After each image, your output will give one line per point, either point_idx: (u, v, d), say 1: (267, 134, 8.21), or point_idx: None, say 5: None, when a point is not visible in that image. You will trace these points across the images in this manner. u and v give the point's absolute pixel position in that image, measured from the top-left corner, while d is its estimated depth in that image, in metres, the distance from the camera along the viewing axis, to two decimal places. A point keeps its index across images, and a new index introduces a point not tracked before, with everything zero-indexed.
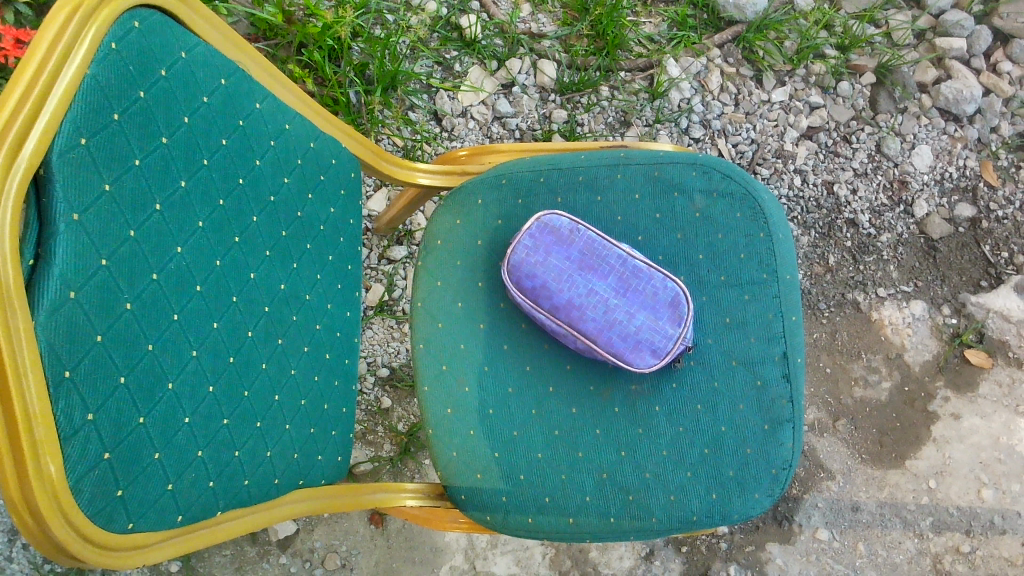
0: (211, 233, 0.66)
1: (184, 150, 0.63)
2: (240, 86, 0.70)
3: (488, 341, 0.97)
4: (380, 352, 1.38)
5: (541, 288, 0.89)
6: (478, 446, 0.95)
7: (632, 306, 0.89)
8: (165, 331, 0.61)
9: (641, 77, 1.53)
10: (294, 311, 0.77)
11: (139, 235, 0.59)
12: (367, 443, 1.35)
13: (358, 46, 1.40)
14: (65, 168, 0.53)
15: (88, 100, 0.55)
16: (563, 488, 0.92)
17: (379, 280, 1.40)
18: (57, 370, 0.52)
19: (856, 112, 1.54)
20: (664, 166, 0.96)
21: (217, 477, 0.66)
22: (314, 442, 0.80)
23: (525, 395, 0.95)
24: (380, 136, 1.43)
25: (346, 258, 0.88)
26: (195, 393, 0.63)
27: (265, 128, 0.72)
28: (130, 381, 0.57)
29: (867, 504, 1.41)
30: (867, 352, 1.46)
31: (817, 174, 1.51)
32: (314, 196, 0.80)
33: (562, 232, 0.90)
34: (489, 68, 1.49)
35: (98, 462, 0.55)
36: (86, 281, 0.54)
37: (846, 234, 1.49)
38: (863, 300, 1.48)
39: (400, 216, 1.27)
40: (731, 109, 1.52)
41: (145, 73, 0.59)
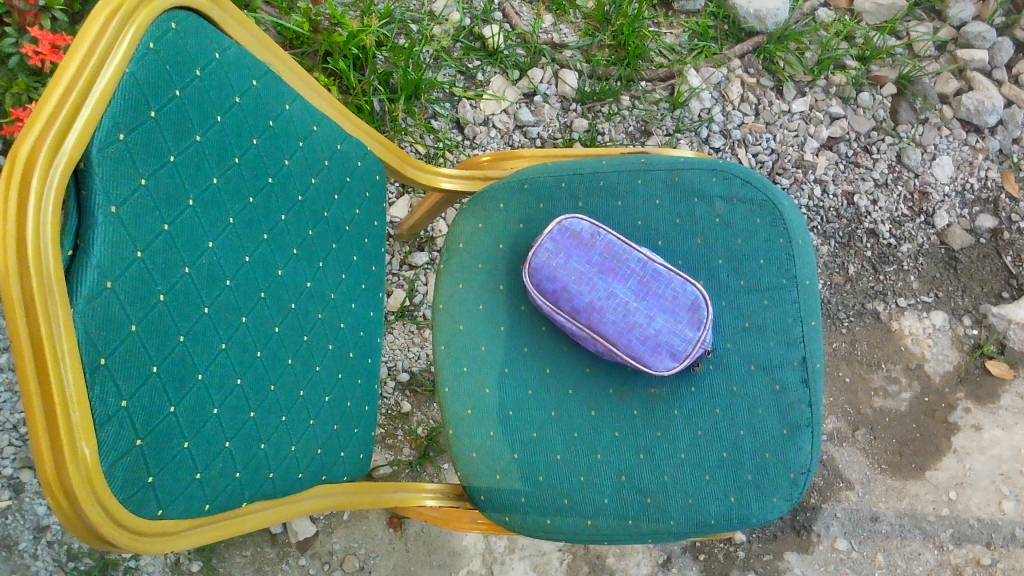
0: (241, 229, 0.68)
1: (216, 148, 0.65)
2: (271, 87, 0.71)
3: (508, 343, 0.98)
4: (401, 356, 1.39)
5: (561, 290, 0.90)
6: (498, 447, 0.95)
7: (651, 309, 0.90)
8: (197, 323, 0.62)
9: (661, 86, 1.54)
10: (319, 309, 0.78)
11: (173, 229, 0.61)
12: (387, 447, 1.36)
13: (382, 55, 1.43)
14: (104, 162, 0.55)
15: (127, 97, 0.57)
16: (581, 490, 0.93)
17: (400, 286, 1.42)
18: (93, 357, 0.53)
19: (877, 123, 1.54)
20: (684, 172, 0.97)
21: (243, 468, 0.68)
22: (337, 439, 0.81)
23: (545, 397, 0.96)
24: (402, 144, 1.45)
25: (370, 259, 0.89)
26: (223, 386, 0.65)
27: (294, 129, 0.74)
28: (162, 370, 0.59)
29: (886, 515, 1.40)
30: (887, 363, 1.46)
31: (837, 184, 1.51)
32: (340, 196, 0.82)
33: (583, 236, 0.91)
34: (511, 77, 1.51)
35: (130, 448, 0.56)
36: (121, 271, 0.56)
37: (866, 244, 1.50)
38: (883, 310, 1.48)
39: (422, 222, 1.28)
40: (752, 119, 1.53)
41: (181, 72, 0.61)
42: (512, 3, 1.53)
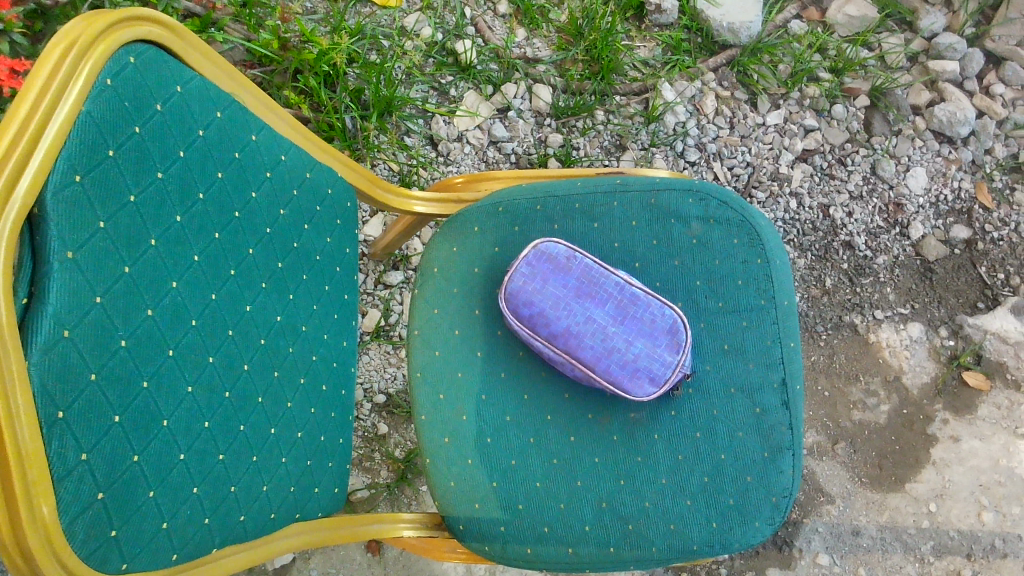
0: (206, 266, 0.66)
1: (178, 184, 0.63)
2: (236, 118, 0.70)
3: (485, 369, 0.96)
4: (376, 378, 1.37)
5: (538, 315, 0.89)
6: (476, 476, 0.94)
7: (630, 334, 0.88)
8: (161, 367, 0.60)
9: (636, 100, 1.53)
10: (290, 342, 0.76)
11: (134, 271, 0.58)
12: (363, 470, 1.34)
13: (353, 71, 1.41)
14: (59, 207, 0.53)
15: (83, 137, 0.54)
16: (561, 518, 0.91)
17: (375, 305, 1.40)
18: (50, 411, 0.51)
19: (850, 135, 1.55)
20: (661, 192, 0.96)
21: (212, 514, 0.65)
22: (311, 475, 0.79)
23: (523, 423, 0.94)
24: (375, 162, 1.43)
25: (342, 288, 0.87)
26: (190, 430, 0.62)
27: (260, 160, 0.72)
28: (125, 420, 0.56)
29: (867, 528, 1.40)
30: (865, 375, 1.46)
31: (813, 197, 1.51)
32: (310, 227, 0.80)
33: (559, 260, 0.90)
34: (484, 93, 1.49)
35: (91, 502, 0.54)
36: (79, 319, 0.54)
37: (842, 256, 1.49)
38: (860, 322, 1.48)
39: (396, 242, 1.26)
40: (727, 132, 1.53)
41: (141, 108, 0.59)
42: (484, 17, 1.52)
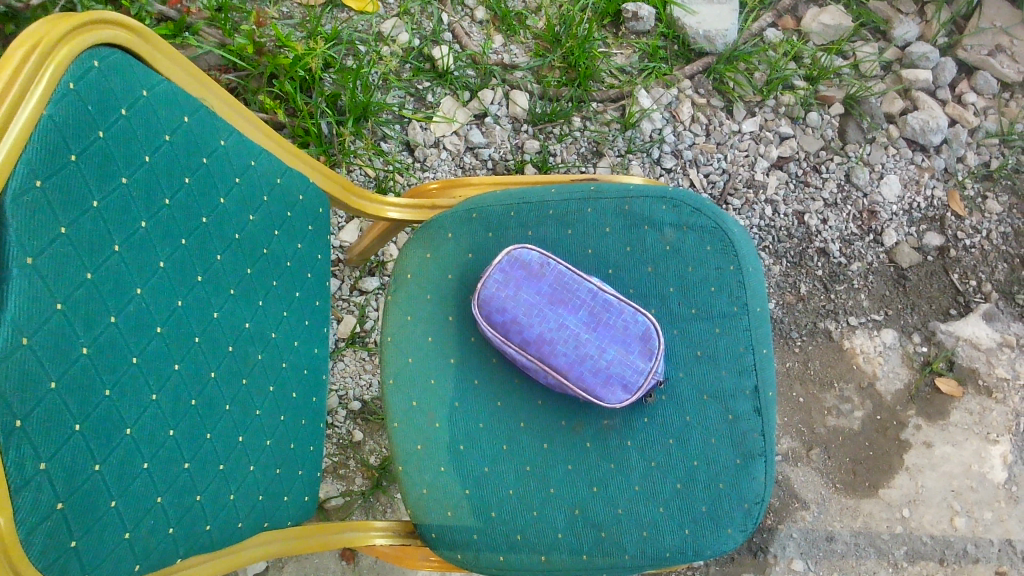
0: (172, 273, 0.65)
1: (144, 190, 0.62)
2: (204, 123, 0.69)
3: (458, 376, 0.95)
4: (351, 385, 1.36)
5: (511, 322, 0.89)
6: (448, 483, 0.93)
7: (603, 340, 0.88)
8: (124, 375, 0.59)
9: (613, 107, 1.53)
10: (259, 349, 0.76)
11: (97, 277, 0.57)
12: (338, 477, 1.34)
13: (329, 76, 1.41)
14: (19, 212, 0.52)
15: (44, 141, 0.53)
16: (534, 525, 0.91)
17: (350, 311, 1.39)
18: (7, 420, 0.50)
19: (825, 143, 1.56)
20: (634, 199, 0.96)
21: (177, 523, 0.64)
22: (280, 483, 0.79)
23: (497, 429, 0.94)
24: (351, 167, 1.42)
25: (313, 294, 0.87)
26: (154, 439, 0.62)
27: (229, 165, 0.72)
28: (86, 428, 0.56)
29: (842, 534, 1.41)
30: (839, 382, 1.47)
31: (788, 204, 1.52)
32: (280, 233, 0.79)
33: (532, 266, 0.90)
34: (461, 99, 1.49)
35: (50, 513, 0.53)
36: (39, 326, 0.53)
37: (817, 263, 1.50)
38: (834, 329, 1.49)
39: (371, 247, 1.26)
40: (703, 139, 1.54)
41: (105, 112, 0.59)
42: (461, 22, 1.52)
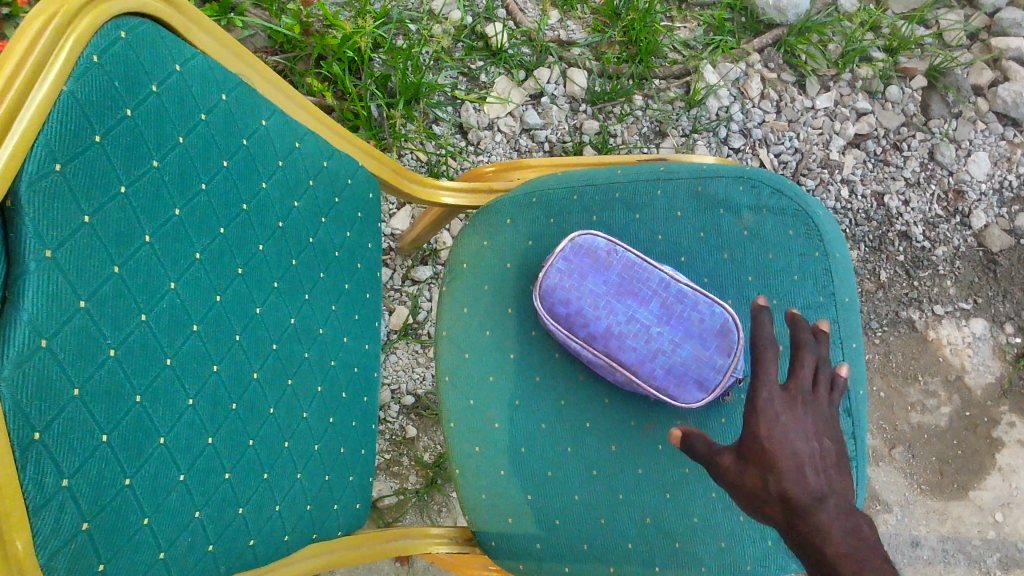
0: (211, 265, 0.59)
1: (178, 174, 0.56)
2: (244, 101, 0.63)
3: (518, 373, 0.89)
4: (404, 378, 1.31)
5: (576, 316, 0.81)
6: (509, 488, 0.87)
7: (677, 334, 0.80)
8: (157, 379, 0.54)
9: (676, 84, 1.45)
10: (306, 346, 0.70)
11: (125, 271, 0.52)
12: (391, 475, 1.28)
13: (379, 57, 1.34)
14: (37, 200, 0.46)
15: (64, 120, 0.48)
16: (601, 534, 0.84)
17: (402, 302, 1.33)
18: (24, 432, 0.45)
19: (906, 118, 1.45)
20: (708, 180, 0.88)
21: (217, 539, 0.59)
22: (329, 491, 0.73)
23: (561, 430, 0.87)
24: (402, 152, 1.36)
25: (364, 286, 0.81)
26: (191, 448, 0.56)
27: (271, 148, 0.66)
28: (114, 439, 0.50)
29: (927, 539, 1.33)
30: (924, 375, 1.37)
31: (866, 184, 1.42)
32: (327, 220, 0.73)
33: (599, 254, 0.83)
34: (516, 78, 1.42)
35: (74, 534, 0.48)
36: (60, 327, 0.47)
37: (898, 247, 1.40)
38: (918, 318, 1.38)
39: (424, 236, 1.20)
40: (773, 117, 1.44)
41: (133, 89, 0.53)
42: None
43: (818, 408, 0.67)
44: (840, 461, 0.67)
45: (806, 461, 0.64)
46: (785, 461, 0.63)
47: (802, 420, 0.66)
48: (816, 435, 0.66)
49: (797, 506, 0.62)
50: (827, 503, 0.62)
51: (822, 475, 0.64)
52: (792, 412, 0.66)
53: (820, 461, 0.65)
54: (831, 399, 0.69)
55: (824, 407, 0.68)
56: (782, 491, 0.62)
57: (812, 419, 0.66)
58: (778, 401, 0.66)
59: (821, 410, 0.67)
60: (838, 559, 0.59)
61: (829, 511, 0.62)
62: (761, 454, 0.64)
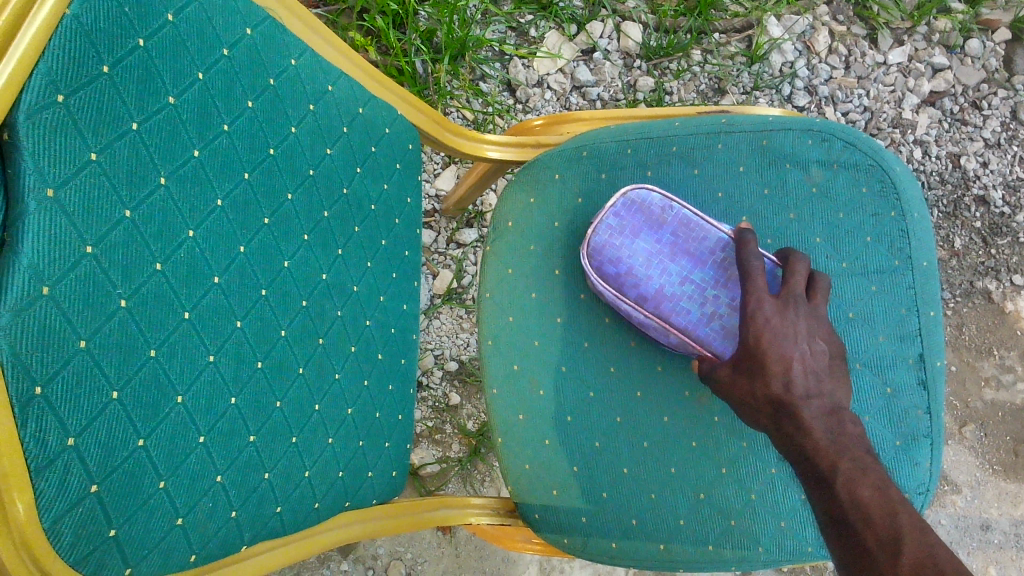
0: (234, 214, 0.55)
1: (196, 113, 0.52)
2: (270, 37, 0.58)
3: (565, 338, 0.83)
4: (448, 344, 1.27)
5: (626, 276, 0.75)
6: (554, 459, 0.82)
7: (736, 298, 0.72)
8: (174, 334, 0.50)
9: (737, 38, 1.36)
10: (339, 305, 0.66)
11: (138, 216, 0.48)
12: (434, 443, 1.25)
13: (424, 11, 1.27)
14: (37, 133, 0.42)
15: (67, 47, 0.44)
16: (651, 510, 0.79)
17: (447, 266, 1.29)
18: (25, 387, 0.41)
19: (987, 74, 1.35)
20: (773, 133, 0.81)
21: (241, 506, 0.55)
22: (364, 457, 0.69)
23: (610, 399, 0.81)
24: (447, 110, 1.31)
25: (402, 244, 0.76)
26: (212, 408, 0.52)
27: (301, 89, 0.61)
28: (125, 397, 0.47)
29: (999, 522, 1.26)
30: (1000, 349, 1.30)
31: (941, 145, 1.33)
32: (363, 170, 0.69)
33: (653, 210, 0.75)
34: (567, 33, 1.34)
35: (83, 497, 0.45)
36: (64, 273, 0.43)
37: (975, 213, 1.31)
38: (995, 289, 1.30)
39: (470, 196, 1.15)
40: (841, 73, 1.35)
41: (145, 17, 0.48)
42: None
43: (808, 315, 0.65)
44: (832, 356, 0.65)
45: (795, 366, 0.62)
46: (775, 366, 0.62)
47: (790, 328, 0.63)
48: (804, 341, 0.63)
49: (786, 412, 0.62)
50: (815, 407, 0.62)
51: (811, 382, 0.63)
52: (783, 316, 0.63)
53: (811, 362, 0.63)
54: (819, 305, 0.66)
55: (815, 314, 0.66)
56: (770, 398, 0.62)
57: (803, 321, 0.64)
58: (768, 307, 0.63)
59: (813, 311, 0.65)
60: (817, 455, 0.60)
61: (811, 411, 0.62)
62: (749, 360, 0.63)
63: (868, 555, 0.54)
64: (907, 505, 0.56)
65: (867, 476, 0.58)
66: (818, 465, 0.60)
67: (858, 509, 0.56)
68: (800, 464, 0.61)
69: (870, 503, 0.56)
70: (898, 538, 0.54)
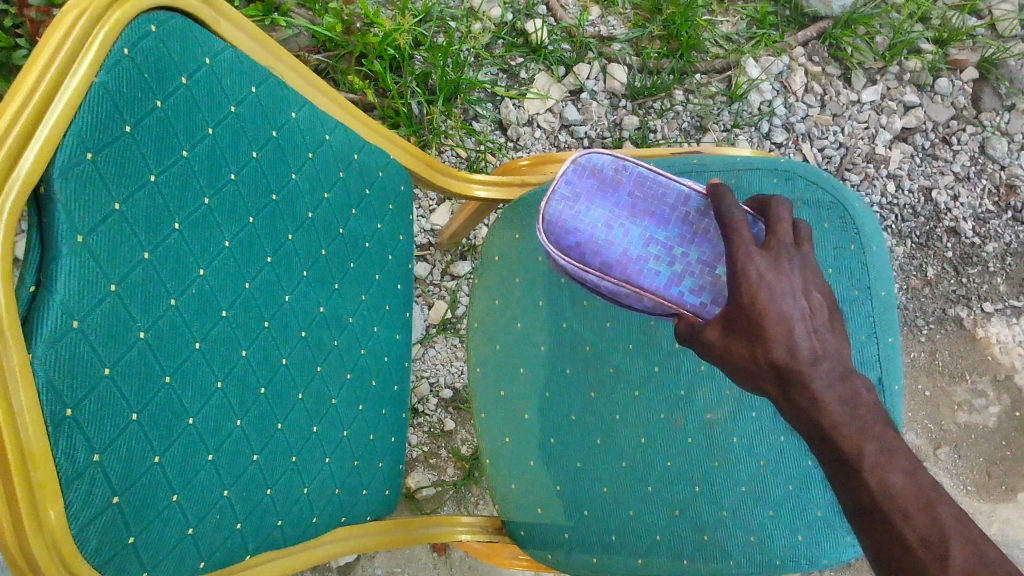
0: (240, 254, 0.61)
1: (207, 165, 0.58)
2: (273, 94, 0.65)
3: (548, 365, 0.90)
4: (443, 372, 1.32)
5: (587, 244, 0.69)
6: (539, 478, 0.89)
7: (702, 254, 0.68)
8: (185, 362, 0.56)
9: (718, 79, 1.43)
10: (336, 336, 0.72)
11: (155, 257, 0.54)
12: (430, 467, 1.30)
13: (420, 55, 1.35)
14: (69, 188, 0.48)
15: (95, 111, 0.50)
16: (631, 526, 0.83)
17: (441, 297, 1.35)
18: (57, 409, 0.47)
19: (956, 111, 1.42)
20: (741, 172, 0.87)
21: (245, 518, 0.61)
22: (358, 477, 0.74)
23: (591, 422, 0.87)
24: (442, 148, 1.37)
25: (395, 278, 0.82)
26: (219, 429, 0.58)
27: (301, 140, 0.67)
28: (143, 419, 0.52)
29: None
30: (972, 374, 1.35)
31: (914, 179, 1.39)
32: (358, 211, 0.75)
33: (606, 172, 0.70)
34: (556, 74, 1.42)
35: (105, 508, 0.50)
36: (91, 309, 0.49)
37: (947, 244, 1.37)
38: (966, 316, 1.36)
39: (462, 230, 1.21)
40: (817, 111, 1.42)
41: (162, 81, 0.55)
42: None
43: (799, 268, 0.61)
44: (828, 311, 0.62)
45: (796, 325, 0.58)
46: (777, 326, 0.58)
47: (785, 283, 0.59)
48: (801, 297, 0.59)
49: (793, 379, 0.57)
50: (825, 373, 0.58)
51: (815, 341, 0.59)
52: (777, 272, 0.59)
53: (809, 320, 0.59)
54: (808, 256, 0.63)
55: (806, 267, 0.62)
56: (775, 364, 0.57)
57: (797, 275, 0.60)
58: (759, 260, 0.59)
59: (803, 264, 0.62)
60: (837, 437, 0.56)
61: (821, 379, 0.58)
62: (748, 322, 0.58)
63: (910, 553, 0.52)
64: (941, 493, 0.54)
65: (895, 460, 0.55)
66: (842, 449, 0.56)
67: (891, 499, 0.54)
68: (817, 443, 0.57)
69: (906, 495, 0.54)
70: (944, 538, 0.51)
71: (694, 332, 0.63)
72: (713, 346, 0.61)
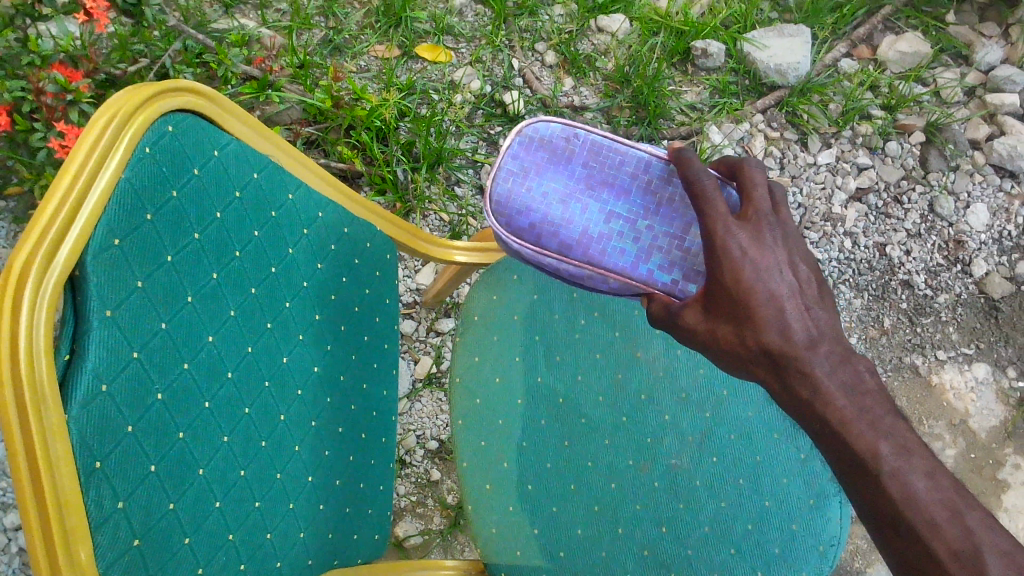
0: (243, 321, 0.69)
1: (216, 244, 0.66)
2: (273, 178, 0.73)
3: (526, 416, 0.95)
4: (429, 425, 1.39)
5: (544, 224, 0.76)
6: (516, 522, 0.92)
7: (655, 224, 0.76)
8: (196, 418, 0.63)
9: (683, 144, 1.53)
10: (329, 393, 0.79)
11: (171, 326, 0.62)
12: (417, 516, 1.35)
13: (404, 125, 1.45)
14: (99, 270, 0.56)
15: (122, 203, 0.58)
16: (605, 565, 0.89)
17: (427, 352, 1.42)
18: (88, 461, 0.54)
19: (905, 172, 1.53)
20: None
21: (248, 560, 0.67)
22: (348, 522, 0.81)
23: (565, 468, 0.93)
24: (426, 212, 1.46)
25: (382, 338, 0.90)
26: (226, 478, 0.65)
27: (296, 218, 0.76)
28: (161, 469, 0.59)
29: None
30: (929, 419, 1.43)
31: (869, 236, 1.49)
32: (348, 279, 0.83)
33: (557, 146, 0.77)
34: None
35: (127, 548, 0.57)
36: (117, 374, 0.57)
37: (901, 295, 1.47)
38: (921, 363, 1.45)
39: (446, 290, 1.29)
40: (777, 173, 1.52)
41: (178, 173, 0.63)
42: (532, 67, 1.55)
43: (776, 238, 0.66)
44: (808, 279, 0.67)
45: (779, 302, 0.64)
46: (762, 305, 0.63)
47: (765, 257, 0.64)
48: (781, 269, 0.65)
49: (789, 366, 0.64)
50: (821, 364, 0.64)
51: (801, 318, 0.65)
52: (758, 247, 0.64)
53: (794, 293, 0.65)
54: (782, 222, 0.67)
55: (781, 234, 0.67)
56: (767, 348, 0.63)
57: (776, 246, 0.65)
58: (740, 235, 0.64)
59: (781, 233, 0.67)
60: (850, 436, 0.63)
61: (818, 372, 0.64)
62: (733, 300, 0.64)
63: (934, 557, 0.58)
64: (957, 495, 0.61)
65: (911, 463, 0.62)
66: (858, 451, 0.63)
67: (909, 500, 0.61)
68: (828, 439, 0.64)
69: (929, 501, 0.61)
70: (967, 544, 0.58)
71: (671, 315, 0.69)
72: (697, 328, 0.66)
